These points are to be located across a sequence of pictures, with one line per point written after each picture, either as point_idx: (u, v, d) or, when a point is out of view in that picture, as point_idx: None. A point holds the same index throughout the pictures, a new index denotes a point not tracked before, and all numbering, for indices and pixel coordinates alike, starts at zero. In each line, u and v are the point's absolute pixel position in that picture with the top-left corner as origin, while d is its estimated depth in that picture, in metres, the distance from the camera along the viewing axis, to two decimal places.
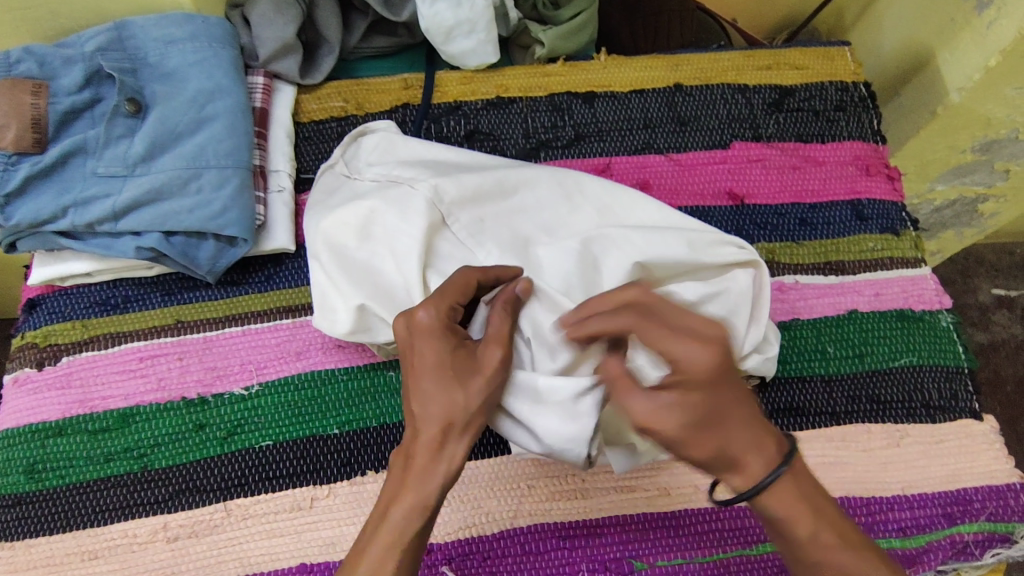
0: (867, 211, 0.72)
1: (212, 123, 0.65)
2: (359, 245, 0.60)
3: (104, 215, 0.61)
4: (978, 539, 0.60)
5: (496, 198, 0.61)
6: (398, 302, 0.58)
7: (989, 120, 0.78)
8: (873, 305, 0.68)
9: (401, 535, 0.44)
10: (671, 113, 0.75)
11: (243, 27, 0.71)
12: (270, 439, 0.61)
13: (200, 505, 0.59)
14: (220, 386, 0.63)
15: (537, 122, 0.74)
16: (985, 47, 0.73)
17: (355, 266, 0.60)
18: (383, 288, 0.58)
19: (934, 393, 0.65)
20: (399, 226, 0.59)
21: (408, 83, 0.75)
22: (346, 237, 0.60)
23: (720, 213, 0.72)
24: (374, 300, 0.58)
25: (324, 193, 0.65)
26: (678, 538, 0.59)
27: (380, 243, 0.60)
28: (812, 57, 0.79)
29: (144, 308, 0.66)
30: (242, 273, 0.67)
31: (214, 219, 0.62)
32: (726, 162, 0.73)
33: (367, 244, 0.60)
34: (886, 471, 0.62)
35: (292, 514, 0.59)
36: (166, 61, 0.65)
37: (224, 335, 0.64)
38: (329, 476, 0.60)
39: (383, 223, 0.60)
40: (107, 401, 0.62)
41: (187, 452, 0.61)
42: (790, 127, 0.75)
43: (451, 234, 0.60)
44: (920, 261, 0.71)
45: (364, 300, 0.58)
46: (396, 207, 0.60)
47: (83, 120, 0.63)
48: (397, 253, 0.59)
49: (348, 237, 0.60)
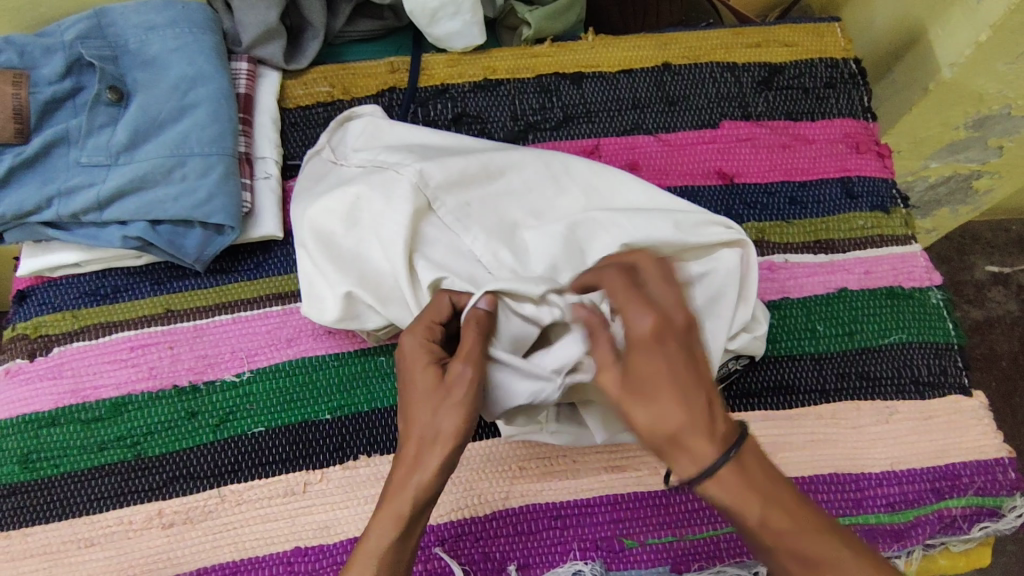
0: (857, 188, 0.72)
1: (194, 110, 0.64)
2: (345, 232, 0.60)
3: (90, 204, 0.61)
4: (966, 513, 0.61)
5: (483, 182, 0.61)
6: (384, 290, 0.58)
7: (981, 95, 0.77)
8: (863, 283, 0.68)
9: (379, 552, 0.46)
10: (660, 92, 0.75)
11: (226, 12, 0.71)
12: (262, 425, 0.61)
13: (194, 492, 0.59)
14: (212, 373, 0.63)
15: (525, 104, 0.74)
16: (975, 22, 0.72)
17: (342, 253, 0.59)
18: (370, 275, 0.59)
19: (924, 369, 0.66)
20: (385, 212, 0.59)
21: (395, 66, 0.74)
22: (332, 223, 0.60)
23: (710, 192, 0.71)
24: (361, 287, 0.58)
25: (309, 178, 0.65)
26: (669, 516, 0.59)
27: (367, 229, 0.60)
28: (802, 34, 0.78)
29: (133, 297, 0.66)
30: (231, 261, 0.67)
31: (200, 207, 0.62)
32: (715, 141, 0.73)
33: (353, 231, 0.60)
34: (876, 448, 0.62)
35: (285, 499, 0.59)
36: (146, 48, 0.64)
37: (214, 323, 0.65)
38: (321, 461, 0.60)
39: (369, 209, 0.60)
40: (99, 390, 0.62)
41: (180, 440, 0.61)
42: (779, 106, 0.75)
43: (437, 219, 0.60)
44: (910, 239, 0.70)
45: (351, 288, 0.58)
46: (381, 193, 0.60)
47: (65, 109, 0.63)
48: (383, 239, 0.58)
49: (334, 223, 0.60)
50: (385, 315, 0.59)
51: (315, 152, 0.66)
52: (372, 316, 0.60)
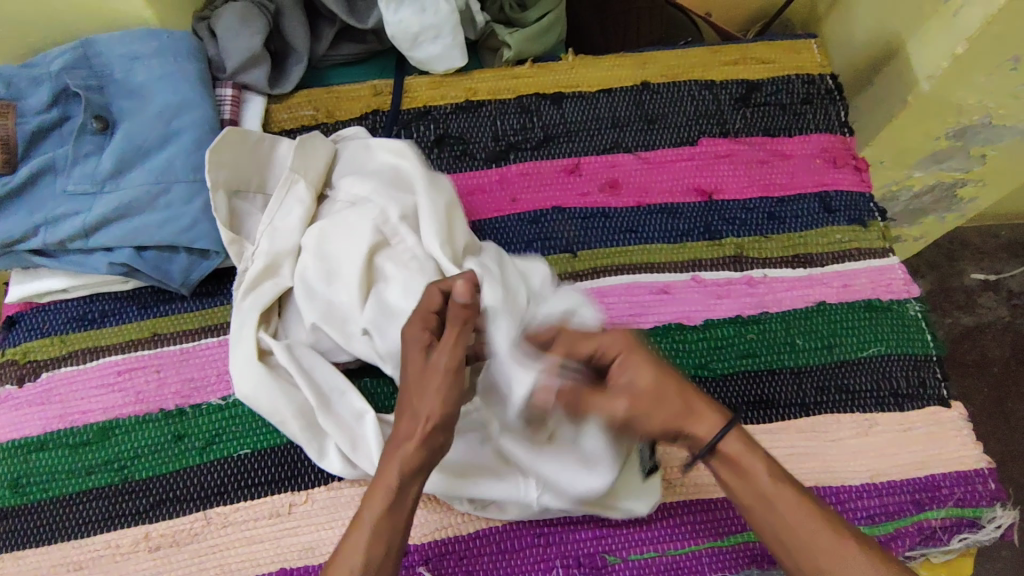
0: (835, 203, 0.73)
1: (179, 137, 0.65)
2: (313, 264, 0.61)
3: (75, 232, 0.62)
4: (946, 525, 0.61)
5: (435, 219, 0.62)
6: (348, 327, 0.60)
7: (960, 107, 0.79)
8: (841, 297, 0.69)
9: (372, 522, 0.45)
10: (639, 111, 0.76)
11: (209, 39, 0.72)
12: (249, 447, 0.62)
13: (181, 515, 0.60)
14: (198, 397, 0.64)
15: (507, 124, 0.75)
16: (951, 33, 0.73)
17: (286, 308, 0.64)
18: (329, 315, 0.60)
19: (903, 381, 0.66)
20: (346, 247, 0.61)
21: (378, 89, 0.76)
22: (310, 270, 0.61)
23: (689, 209, 0.72)
24: (324, 321, 0.60)
25: (272, 239, 0.64)
26: (651, 531, 0.60)
27: (331, 262, 0.61)
28: (778, 50, 0.80)
29: (120, 322, 0.66)
30: (217, 285, 0.68)
31: (185, 233, 0.63)
32: (694, 158, 0.74)
33: (321, 263, 0.61)
34: (857, 460, 0.63)
35: (271, 520, 0.60)
36: (131, 77, 0.65)
37: (201, 346, 0.65)
38: (307, 482, 0.61)
39: (331, 242, 0.62)
40: (86, 415, 0.63)
41: (166, 463, 0.62)
42: (757, 122, 0.76)
43: (395, 254, 0.61)
44: (888, 251, 0.72)
45: (318, 321, 0.60)
46: (344, 227, 0.62)
47: (51, 138, 0.64)
48: (342, 279, 0.60)
49: (312, 265, 0.61)
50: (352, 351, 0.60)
51: (219, 166, 0.64)
52: (319, 363, 0.60)
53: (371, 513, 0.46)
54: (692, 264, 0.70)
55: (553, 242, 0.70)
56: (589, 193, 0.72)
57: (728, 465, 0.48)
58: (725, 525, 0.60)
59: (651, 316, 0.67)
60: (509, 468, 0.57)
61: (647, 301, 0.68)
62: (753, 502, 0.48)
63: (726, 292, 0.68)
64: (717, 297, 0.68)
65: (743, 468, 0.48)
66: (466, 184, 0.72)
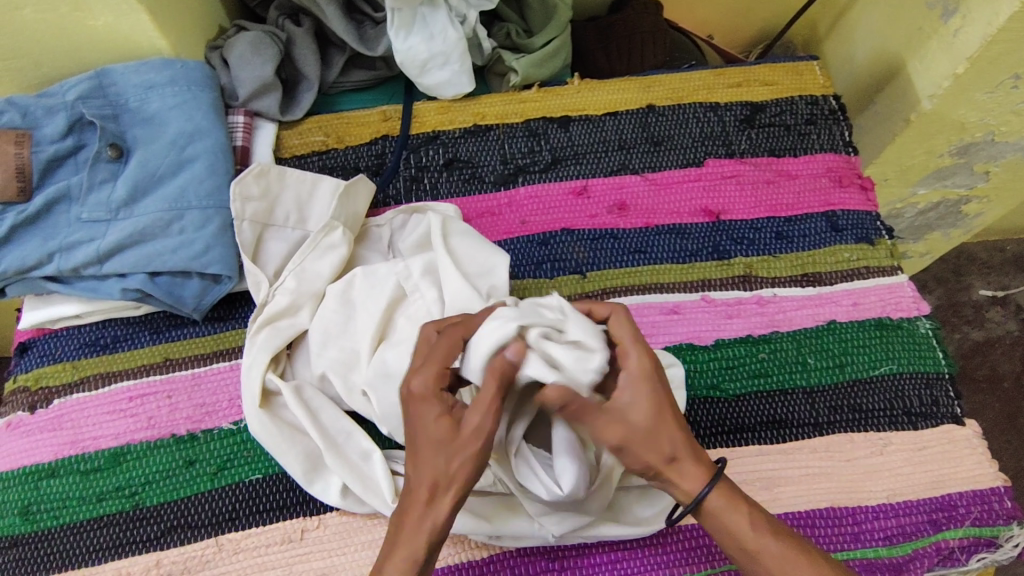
0: (842, 222, 0.74)
1: (193, 164, 0.66)
2: (336, 309, 0.62)
3: (90, 258, 0.63)
4: (964, 545, 0.61)
5: (478, 263, 0.62)
6: (353, 375, 0.60)
7: (963, 124, 0.80)
8: (851, 315, 0.69)
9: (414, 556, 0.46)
10: (645, 133, 0.77)
11: (222, 68, 0.73)
12: (260, 472, 0.62)
13: (192, 542, 0.60)
14: (210, 422, 0.64)
15: (514, 148, 0.76)
16: (951, 54, 0.74)
17: (296, 351, 0.64)
18: (338, 360, 0.61)
19: (915, 399, 0.66)
20: (367, 300, 0.62)
21: (387, 115, 0.77)
22: (330, 316, 0.62)
23: (697, 229, 0.73)
24: (333, 371, 0.60)
25: (298, 282, 0.64)
26: (666, 555, 0.59)
27: (356, 311, 0.62)
28: (781, 72, 0.81)
29: (133, 347, 0.67)
30: (228, 309, 0.68)
31: (198, 259, 0.63)
32: (700, 179, 0.75)
33: (345, 310, 0.62)
34: (872, 479, 0.62)
35: (282, 546, 0.59)
36: (146, 106, 0.66)
37: (212, 371, 0.66)
38: (319, 506, 0.60)
39: (357, 291, 0.62)
40: (98, 441, 0.63)
41: (178, 489, 0.61)
42: (762, 143, 0.77)
43: (411, 310, 0.62)
44: (896, 269, 0.72)
45: (325, 369, 0.60)
46: (369, 279, 0.62)
47: (66, 166, 0.65)
48: (357, 329, 0.61)
49: (333, 311, 0.62)
50: (350, 404, 0.60)
51: (246, 198, 0.65)
52: (326, 406, 0.60)
53: (411, 552, 0.46)
54: (701, 284, 0.70)
55: (562, 264, 0.71)
56: (597, 215, 0.73)
57: (713, 524, 0.49)
58: None
59: (662, 336, 0.67)
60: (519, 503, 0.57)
61: (658, 321, 0.68)
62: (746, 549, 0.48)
63: (736, 312, 0.69)
64: (727, 317, 0.68)
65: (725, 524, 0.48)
66: (476, 207, 0.73)
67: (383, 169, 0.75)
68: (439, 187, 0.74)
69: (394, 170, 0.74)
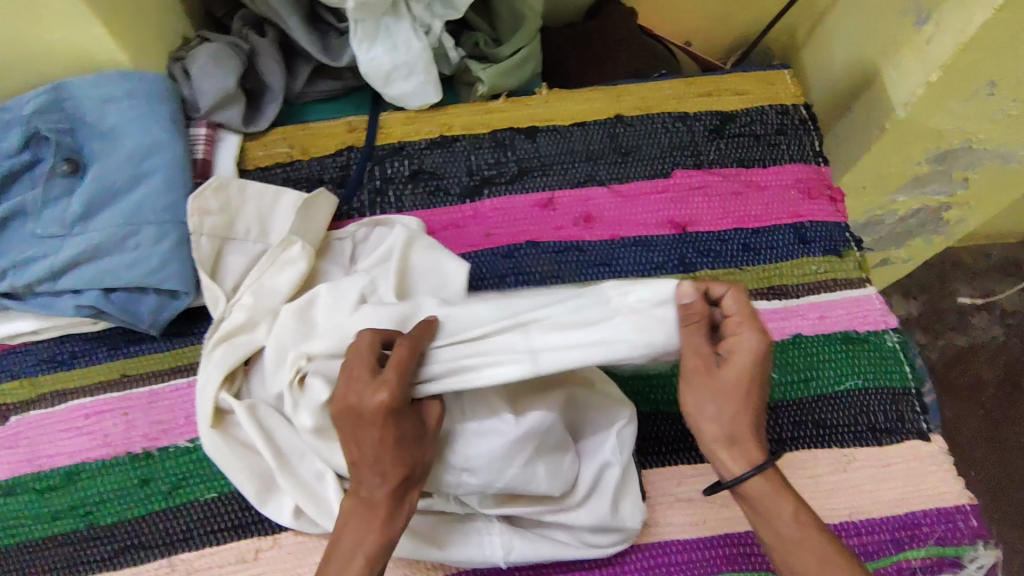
0: (810, 233, 0.73)
1: (149, 179, 0.65)
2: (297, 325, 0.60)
3: (43, 275, 0.62)
4: (927, 565, 0.60)
5: (433, 281, 0.64)
6: None
7: (940, 132, 0.79)
8: (817, 329, 0.68)
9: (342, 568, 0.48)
10: (613, 144, 0.76)
11: (184, 79, 0.72)
12: (214, 491, 0.61)
13: (145, 562, 0.59)
14: (166, 439, 0.63)
15: (481, 159, 0.75)
16: (925, 61, 0.74)
17: (252, 368, 0.62)
18: None
19: (881, 415, 0.65)
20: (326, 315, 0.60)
21: (353, 126, 0.76)
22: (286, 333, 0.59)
23: (663, 242, 0.72)
24: None
25: (255, 299, 0.63)
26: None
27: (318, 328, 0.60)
28: (752, 82, 0.80)
29: (91, 363, 0.66)
30: (187, 324, 0.67)
31: (153, 275, 0.62)
32: (668, 191, 0.74)
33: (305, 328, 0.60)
34: (835, 497, 0.62)
35: (236, 567, 0.59)
36: (103, 119, 0.65)
37: (170, 388, 0.65)
38: (273, 526, 0.60)
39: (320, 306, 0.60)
40: (54, 459, 0.62)
41: (132, 508, 0.61)
42: (731, 153, 0.76)
43: None
44: (864, 282, 0.71)
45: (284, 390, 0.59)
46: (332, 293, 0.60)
47: (23, 182, 0.64)
48: None
49: (290, 329, 0.59)
50: None
51: (204, 212, 0.64)
52: (281, 426, 0.59)
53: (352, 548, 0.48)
54: None
55: (526, 277, 0.70)
56: (563, 228, 0.72)
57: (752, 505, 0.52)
58: (700, 566, 0.59)
59: None
60: (473, 527, 0.57)
61: None
62: (784, 540, 0.51)
63: None
64: None
65: (768, 511, 0.52)
66: (440, 219, 0.73)
67: (347, 181, 0.74)
68: (403, 199, 0.74)
69: (357, 182, 0.74)
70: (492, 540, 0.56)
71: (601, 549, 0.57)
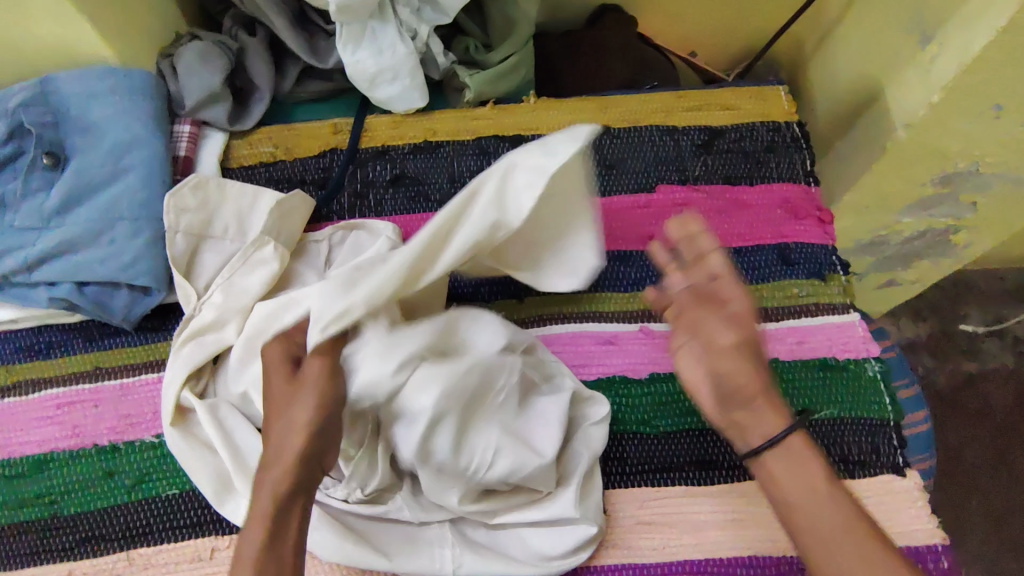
0: (794, 255, 0.71)
1: (127, 174, 0.65)
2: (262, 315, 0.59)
3: (19, 266, 0.63)
4: None
5: None
6: None
7: (944, 153, 0.76)
8: (795, 354, 0.67)
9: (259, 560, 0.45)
10: (598, 156, 0.75)
11: (172, 75, 0.72)
12: (176, 487, 0.61)
13: (104, 555, 0.60)
14: (133, 433, 0.63)
15: (464, 166, 0.75)
16: (927, 81, 0.71)
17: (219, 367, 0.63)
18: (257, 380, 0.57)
19: (855, 446, 0.63)
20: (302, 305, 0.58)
21: (338, 128, 0.76)
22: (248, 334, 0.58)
23: (641, 257, 0.71)
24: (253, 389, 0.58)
25: (224, 297, 0.62)
26: None
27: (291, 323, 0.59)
28: (744, 96, 0.78)
29: (65, 353, 0.67)
30: (161, 320, 0.68)
31: (125, 269, 0.63)
32: (650, 206, 0.73)
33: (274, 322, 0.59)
34: None
35: (191, 565, 0.59)
36: (85, 114, 0.66)
37: (140, 382, 0.65)
38: (231, 526, 0.60)
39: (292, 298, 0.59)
40: (24, 447, 0.63)
41: (95, 500, 0.61)
42: (718, 169, 0.74)
43: None
44: (849, 307, 0.69)
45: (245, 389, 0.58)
46: None
47: (7, 173, 0.65)
48: None
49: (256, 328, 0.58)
50: None
51: (181, 209, 0.65)
52: (240, 426, 0.59)
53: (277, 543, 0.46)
54: (641, 314, 0.68)
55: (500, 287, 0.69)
56: None
57: (778, 474, 0.52)
58: None
59: (596, 367, 0.66)
60: (425, 539, 0.57)
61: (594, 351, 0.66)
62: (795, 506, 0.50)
63: None
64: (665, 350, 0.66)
65: (792, 478, 0.51)
66: (419, 225, 0.72)
67: (329, 183, 0.74)
68: (384, 203, 0.73)
69: (339, 184, 0.73)
70: (443, 554, 0.56)
71: (557, 566, 0.56)
